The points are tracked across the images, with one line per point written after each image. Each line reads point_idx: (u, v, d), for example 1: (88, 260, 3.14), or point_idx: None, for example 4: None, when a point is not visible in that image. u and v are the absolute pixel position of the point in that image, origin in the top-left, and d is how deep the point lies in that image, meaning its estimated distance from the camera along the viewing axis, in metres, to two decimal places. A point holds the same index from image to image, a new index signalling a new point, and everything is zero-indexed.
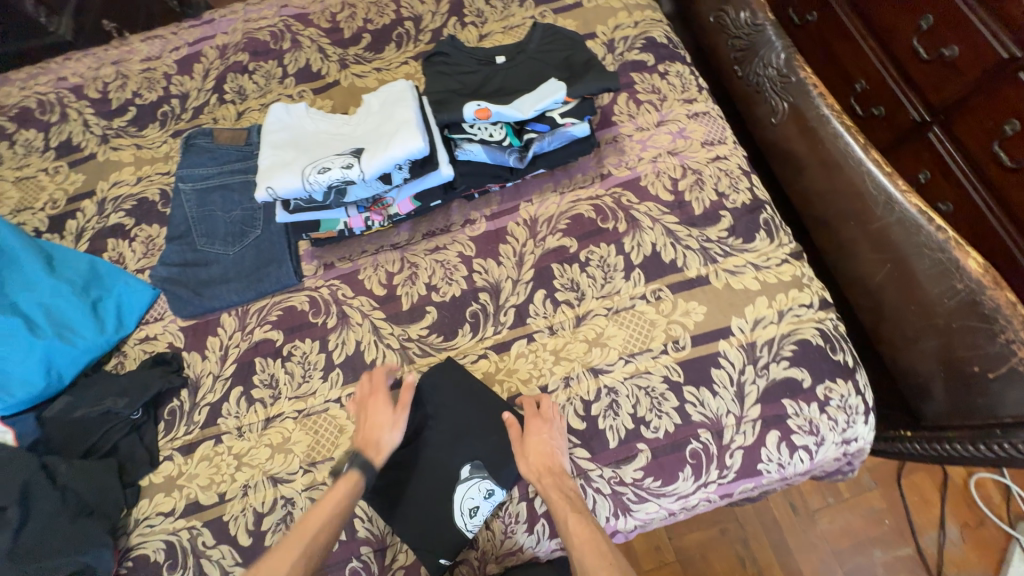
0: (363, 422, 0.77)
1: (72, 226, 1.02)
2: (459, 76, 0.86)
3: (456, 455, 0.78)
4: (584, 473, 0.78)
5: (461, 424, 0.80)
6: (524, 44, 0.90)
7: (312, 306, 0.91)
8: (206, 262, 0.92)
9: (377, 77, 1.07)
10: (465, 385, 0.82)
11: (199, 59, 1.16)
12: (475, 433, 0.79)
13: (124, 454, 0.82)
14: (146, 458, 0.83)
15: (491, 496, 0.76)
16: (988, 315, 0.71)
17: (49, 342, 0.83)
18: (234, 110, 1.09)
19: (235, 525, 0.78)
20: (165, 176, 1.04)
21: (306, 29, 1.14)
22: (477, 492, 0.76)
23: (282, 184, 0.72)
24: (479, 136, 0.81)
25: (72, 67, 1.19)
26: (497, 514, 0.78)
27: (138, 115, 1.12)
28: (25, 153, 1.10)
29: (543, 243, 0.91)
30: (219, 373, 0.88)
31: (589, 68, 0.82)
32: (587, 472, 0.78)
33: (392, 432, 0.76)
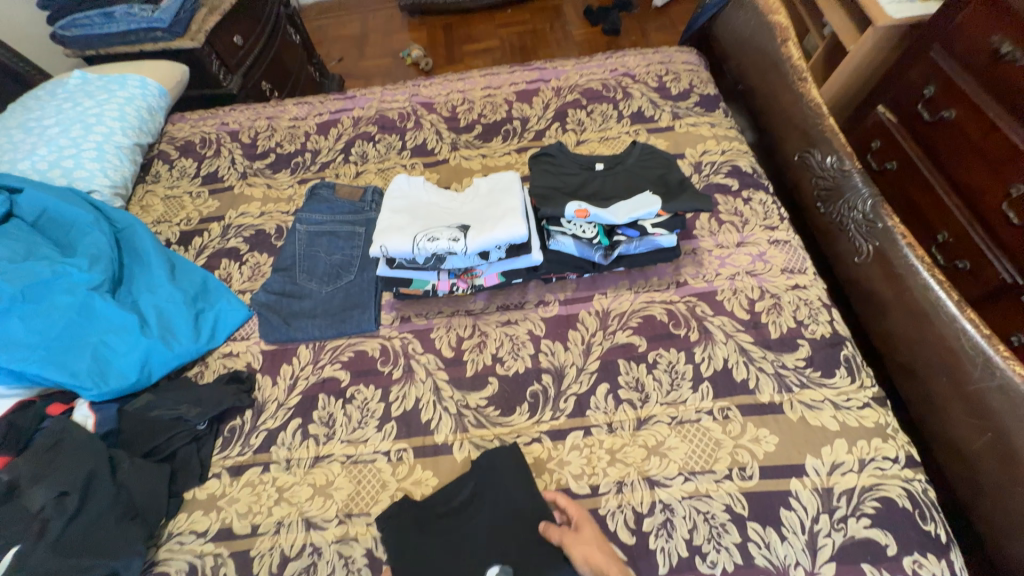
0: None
1: (196, 242, 1.17)
2: (561, 176, 0.96)
3: (491, 537, 0.73)
4: None
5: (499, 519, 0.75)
6: (623, 157, 1.00)
7: (382, 354, 0.96)
8: (300, 295, 1.01)
9: (481, 162, 1.21)
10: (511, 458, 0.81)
11: (336, 125, 1.37)
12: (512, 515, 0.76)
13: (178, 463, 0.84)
14: (195, 473, 0.84)
15: None
16: None
17: (153, 341, 0.91)
18: (354, 170, 1.25)
19: (259, 565, 0.76)
20: (284, 214, 1.18)
21: (429, 115, 1.33)
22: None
23: (395, 245, 0.80)
24: (572, 232, 0.87)
25: (235, 116, 1.44)
26: None
27: (276, 161, 1.31)
28: (179, 177, 1.31)
29: (613, 336, 0.93)
30: (283, 401, 0.92)
31: (683, 188, 0.89)
32: None
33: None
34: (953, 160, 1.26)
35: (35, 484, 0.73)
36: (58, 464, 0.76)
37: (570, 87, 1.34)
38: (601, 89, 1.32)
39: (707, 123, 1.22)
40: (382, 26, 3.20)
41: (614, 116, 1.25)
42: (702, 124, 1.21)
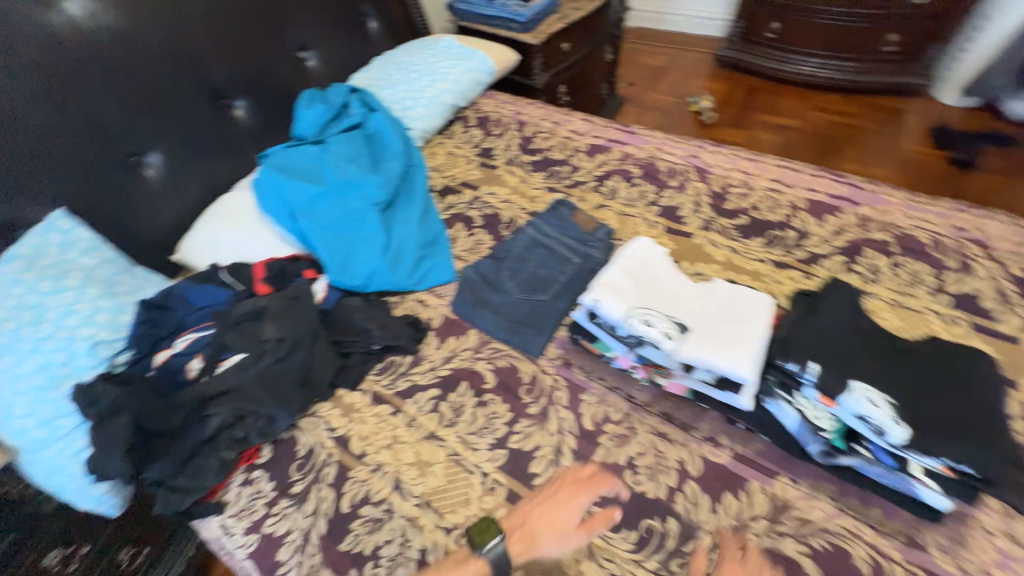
0: (555, 493, 0.78)
1: (450, 198, 1.36)
2: (847, 336, 0.80)
3: (927, 388, 0.72)
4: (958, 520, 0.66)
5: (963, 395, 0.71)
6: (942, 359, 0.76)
7: (530, 383, 0.95)
8: (496, 288, 1.08)
9: (728, 254, 1.08)
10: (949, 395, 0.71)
11: (605, 152, 1.41)
12: (912, 403, 0.71)
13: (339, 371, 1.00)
14: (354, 385, 0.99)
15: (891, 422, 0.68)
16: None
17: (382, 263, 1.09)
18: (599, 201, 1.26)
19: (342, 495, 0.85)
20: (522, 210, 1.28)
21: (698, 181, 1.25)
22: (889, 407, 0.69)
23: (606, 306, 0.76)
24: (803, 409, 0.75)
25: (530, 110, 1.62)
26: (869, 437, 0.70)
27: (539, 162, 1.42)
28: (465, 142, 1.54)
29: (778, 539, 0.73)
30: (435, 367, 1.00)
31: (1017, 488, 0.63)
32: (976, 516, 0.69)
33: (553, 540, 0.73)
34: None
35: (270, 325, 0.97)
36: (288, 322, 0.98)
37: (883, 224, 1.08)
38: (926, 244, 1.03)
39: None
40: (686, 67, 3.19)
41: (930, 283, 0.96)
42: None
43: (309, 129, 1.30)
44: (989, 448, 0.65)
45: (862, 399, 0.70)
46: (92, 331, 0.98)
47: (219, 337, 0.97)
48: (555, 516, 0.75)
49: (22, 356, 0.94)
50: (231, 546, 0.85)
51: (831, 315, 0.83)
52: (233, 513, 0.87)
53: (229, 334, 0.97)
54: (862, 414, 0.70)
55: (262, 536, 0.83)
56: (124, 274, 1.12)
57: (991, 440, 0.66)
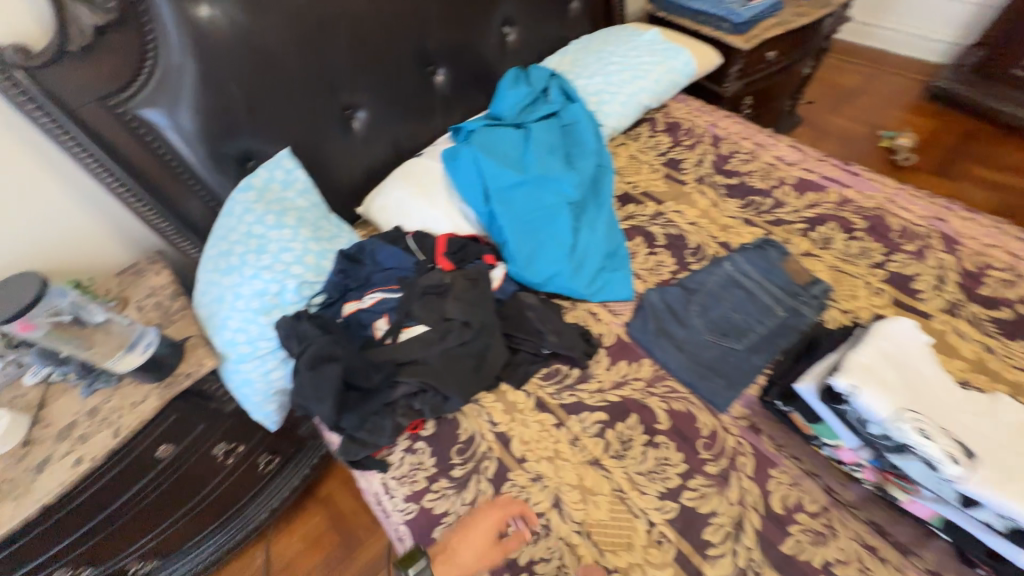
0: (477, 519, 0.80)
1: (630, 207, 1.29)
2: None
3: None
4: None
5: None
6: None
7: (710, 437, 0.87)
8: (682, 321, 0.99)
9: (981, 353, 0.89)
10: None
11: (818, 191, 1.23)
12: None
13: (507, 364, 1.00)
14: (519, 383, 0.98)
15: None
16: None
17: (565, 267, 1.06)
18: (808, 247, 1.11)
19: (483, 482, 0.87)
20: (712, 238, 1.17)
21: (943, 252, 1.04)
22: None
23: (875, 402, 0.65)
24: None
25: (727, 125, 1.46)
26: None
27: (735, 187, 1.28)
28: (650, 147, 1.44)
29: None
30: (603, 388, 0.96)
31: None
32: None
33: (472, 562, 0.76)
34: None
35: (455, 305, 0.99)
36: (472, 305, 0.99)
37: None
38: None
39: None
40: (886, 93, 2.73)
41: None
42: None
43: (509, 110, 1.28)
44: None
45: None
46: (300, 271, 1.07)
47: (407, 305, 1.01)
48: (472, 538, 0.78)
49: (245, 279, 1.06)
50: (389, 506, 0.90)
51: None
52: (395, 475, 0.91)
53: (417, 305, 1.01)
54: None
55: (421, 508, 0.87)
56: (324, 218, 1.19)
57: None
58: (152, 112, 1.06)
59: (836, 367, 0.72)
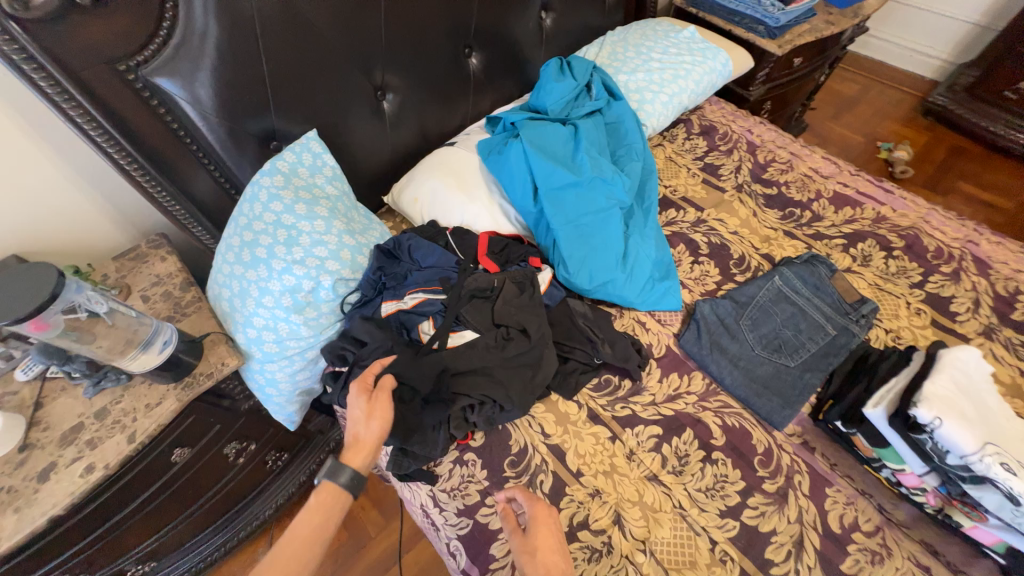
0: (362, 413, 0.78)
1: (670, 212, 1.26)
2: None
3: None
4: None
5: None
6: None
7: (765, 455, 0.87)
8: (734, 336, 0.99)
9: (1017, 378, 0.92)
10: None
11: (854, 206, 1.24)
12: None
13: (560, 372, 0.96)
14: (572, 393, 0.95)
15: None
16: None
17: (619, 276, 1.03)
18: (849, 263, 1.12)
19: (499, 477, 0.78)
20: (754, 250, 1.16)
21: (976, 275, 1.08)
22: None
23: (954, 432, 0.70)
24: None
25: (762, 132, 1.45)
26: None
27: (774, 197, 1.28)
28: (687, 150, 1.42)
29: None
30: (657, 402, 0.94)
31: None
32: None
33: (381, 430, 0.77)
34: None
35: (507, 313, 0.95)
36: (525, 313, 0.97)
37: None
38: None
39: None
40: (884, 104, 2.81)
41: None
42: None
43: (554, 103, 1.21)
44: None
45: None
46: (336, 267, 1.00)
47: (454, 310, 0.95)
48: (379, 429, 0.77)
49: (274, 274, 0.96)
50: (439, 521, 0.86)
51: None
52: (445, 488, 0.87)
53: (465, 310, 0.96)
54: None
55: (475, 523, 0.83)
56: (354, 209, 1.11)
57: None
58: (167, 80, 0.90)
59: (913, 397, 0.75)
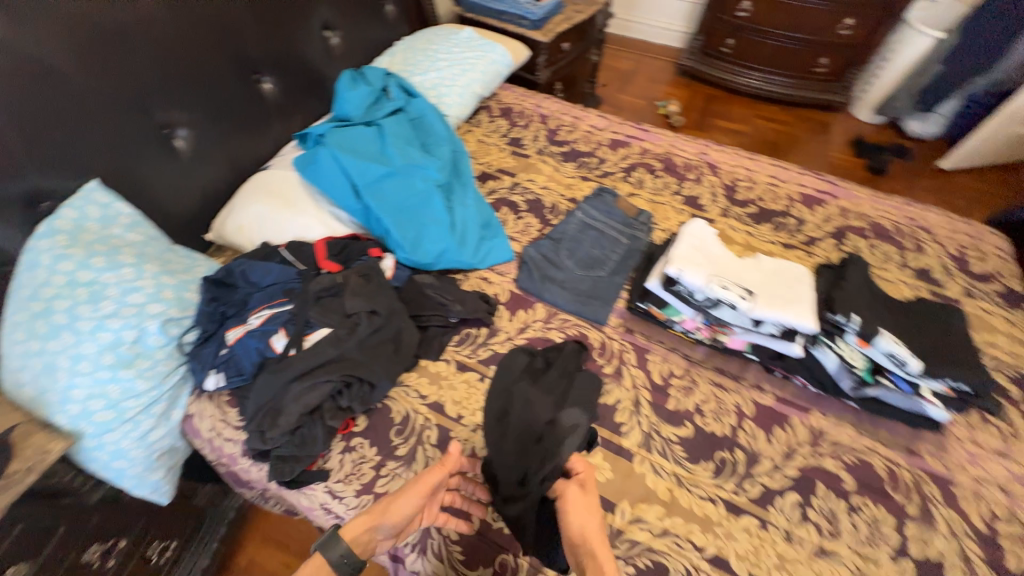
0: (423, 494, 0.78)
1: (490, 184, 1.44)
2: (865, 295, 0.96)
3: (917, 330, 0.93)
4: (925, 409, 0.87)
5: (942, 341, 0.90)
6: (932, 310, 0.97)
7: (601, 348, 1.07)
8: (557, 266, 1.19)
9: (747, 237, 1.27)
10: (945, 326, 0.93)
11: (625, 147, 1.56)
12: (915, 339, 0.91)
13: (514, 391, 0.94)
14: (548, 394, 0.95)
15: (905, 363, 0.86)
16: None
17: (451, 242, 1.16)
18: (629, 188, 1.41)
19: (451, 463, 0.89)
20: (561, 197, 1.39)
21: (711, 176, 1.45)
22: (905, 349, 0.87)
23: (689, 274, 0.96)
24: (841, 352, 0.92)
25: (548, 105, 1.72)
26: (892, 371, 0.89)
27: (568, 153, 1.54)
28: (493, 131, 1.62)
29: (819, 457, 0.91)
30: (512, 337, 1.09)
31: (981, 392, 0.86)
32: (929, 410, 0.87)
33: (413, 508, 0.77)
34: None
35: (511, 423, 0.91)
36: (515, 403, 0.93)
37: (858, 214, 1.33)
38: (890, 229, 1.29)
39: (1003, 316, 1.11)
40: (652, 72, 3.47)
41: (897, 260, 1.22)
42: (997, 316, 1.11)
43: (355, 109, 1.30)
44: (961, 363, 0.87)
45: (888, 347, 0.87)
46: (160, 309, 0.95)
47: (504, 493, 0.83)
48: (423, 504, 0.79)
49: (84, 335, 0.88)
50: (342, 510, 0.88)
51: (855, 281, 0.99)
52: (338, 478, 0.90)
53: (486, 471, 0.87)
54: (888, 354, 0.88)
55: (375, 496, 0.88)
56: (168, 250, 1.06)
57: (969, 364, 0.87)
58: None
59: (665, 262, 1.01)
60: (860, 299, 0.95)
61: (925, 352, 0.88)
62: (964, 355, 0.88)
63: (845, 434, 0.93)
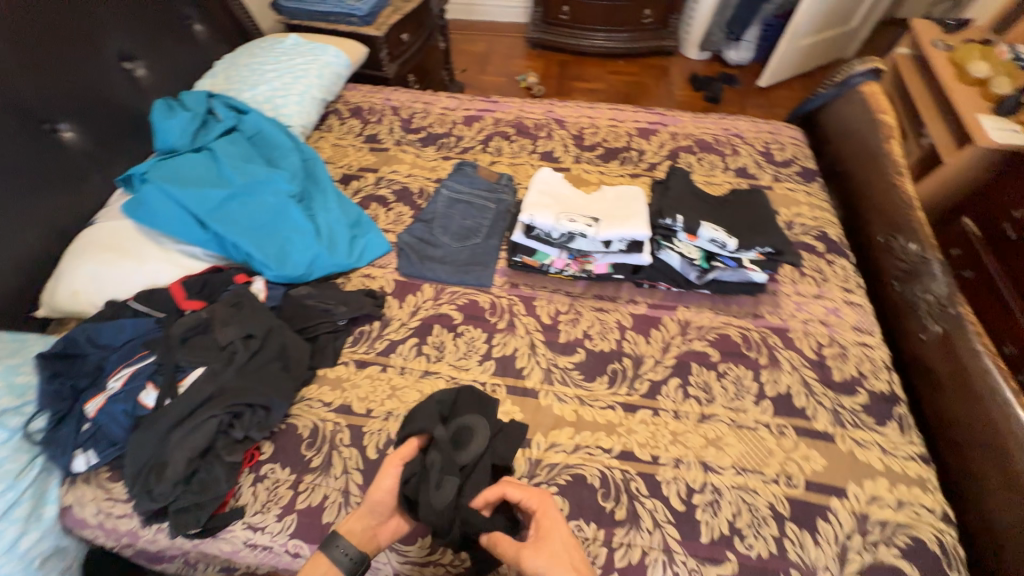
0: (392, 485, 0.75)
1: (353, 184, 1.42)
2: (688, 198, 1.13)
3: (733, 217, 1.10)
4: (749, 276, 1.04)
5: (752, 220, 1.08)
6: (743, 197, 1.16)
7: (491, 307, 1.13)
8: (435, 245, 1.22)
9: (599, 176, 1.39)
10: (754, 206, 1.13)
11: (479, 121, 1.62)
12: (733, 224, 1.08)
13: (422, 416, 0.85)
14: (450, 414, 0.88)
15: (724, 243, 1.03)
16: None
17: (321, 248, 1.14)
18: (490, 158, 1.48)
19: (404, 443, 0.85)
20: (427, 180, 1.42)
21: (560, 130, 1.56)
22: (721, 232, 1.04)
23: (540, 218, 1.08)
24: (679, 250, 1.07)
25: (397, 97, 1.73)
26: (718, 254, 1.05)
27: (426, 138, 1.57)
28: (346, 132, 1.60)
29: (689, 343, 1.05)
30: (405, 322, 1.11)
31: (788, 251, 1.04)
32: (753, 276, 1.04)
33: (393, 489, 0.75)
34: None
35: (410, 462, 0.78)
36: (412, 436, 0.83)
37: (685, 135, 1.52)
38: (712, 142, 1.49)
39: (804, 191, 1.34)
40: (506, 50, 3.58)
41: (721, 166, 1.41)
42: (799, 191, 1.34)
43: (179, 138, 1.21)
44: (770, 233, 1.06)
45: (709, 233, 1.04)
46: None
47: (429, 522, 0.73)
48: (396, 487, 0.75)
49: None
50: (267, 540, 0.85)
51: (678, 189, 1.15)
52: (256, 510, 0.86)
53: (405, 504, 0.76)
54: (711, 240, 1.04)
55: (299, 513, 0.86)
56: None
57: (773, 232, 1.06)
58: None
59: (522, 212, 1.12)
60: (684, 202, 1.11)
61: (741, 231, 1.06)
62: (770, 228, 1.07)
63: (706, 317, 1.08)
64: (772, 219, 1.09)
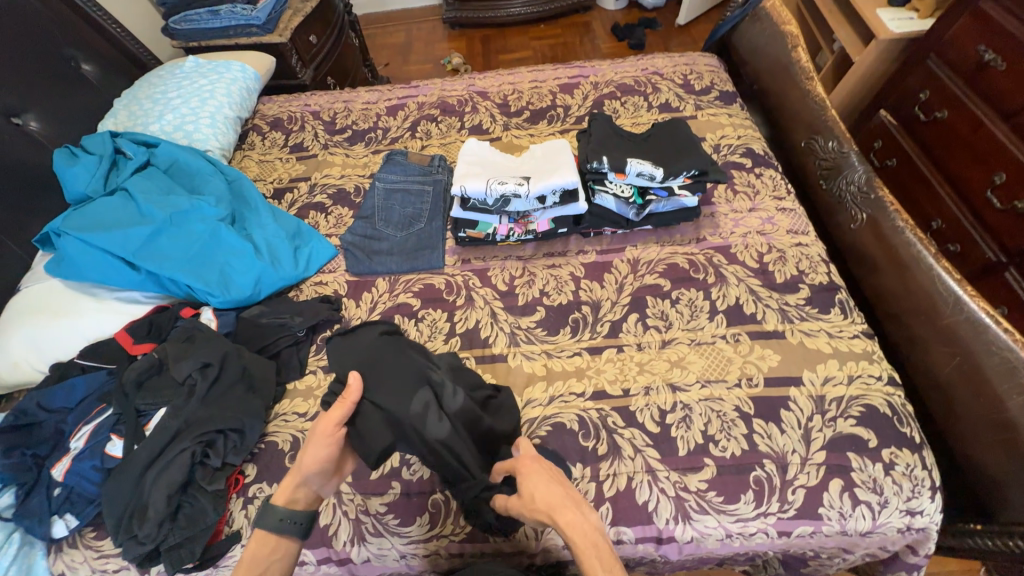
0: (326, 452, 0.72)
1: (287, 196, 1.39)
2: (611, 139, 1.15)
3: (658, 149, 1.13)
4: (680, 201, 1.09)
5: (676, 149, 1.12)
6: (665, 129, 1.19)
7: (447, 287, 1.13)
8: (379, 238, 1.22)
9: (530, 140, 1.40)
10: (677, 135, 1.16)
11: (403, 108, 1.59)
12: (659, 156, 1.11)
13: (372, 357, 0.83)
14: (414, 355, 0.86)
15: (651, 173, 1.06)
16: (1010, 425, 0.78)
17: (264, 265, 1.12)
18: (420, 143, 1.47)
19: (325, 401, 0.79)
20: (361, 177, 1.40)
21: (484, 102, 1.55)
22: (647, 163, 1.07)
23: (471, 186, 1.08)
24: (613, 191, 1.10)
25: (315, 100, 1.68)
26: (649, 187, 1.08)
27: (352, 136, 1.53)
28: (270, 147, 1.55)
29: (642, 278, 1.08)
30: (365, 319, 1.10)
31: (716, 170, 1.08)
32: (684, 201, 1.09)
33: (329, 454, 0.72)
34: (943, 153, 1.39)
35: (395, 395, 0.77)
36: (385, 372, 0.80)
37: (606, 82, 1.53)
38: (633, 84, 1.51)
39: (726, 113, 1.38)
40: (424, 35, 3.50)
41: (645, 105, 1.44)
42: (722, 114, 1.38)
43: (90, 185, 1.15)
44: (696, 157, 1.09)
45: (635, 167, 1.06)
46: None
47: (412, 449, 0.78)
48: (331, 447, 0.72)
49: None
50: None
51: (602, 133, 1.17)
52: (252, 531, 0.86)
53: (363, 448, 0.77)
54: (640, 175, 1.07)
55: None
56: None
57: (698, 155, 1.09)
58: None
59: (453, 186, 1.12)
60: (608, 144, 1.14)
61: (667, 160, 1.09)
62: (694, 152, 1.10)
63: (653, 252, 1.12)
64: (695, 144, 1.13)
